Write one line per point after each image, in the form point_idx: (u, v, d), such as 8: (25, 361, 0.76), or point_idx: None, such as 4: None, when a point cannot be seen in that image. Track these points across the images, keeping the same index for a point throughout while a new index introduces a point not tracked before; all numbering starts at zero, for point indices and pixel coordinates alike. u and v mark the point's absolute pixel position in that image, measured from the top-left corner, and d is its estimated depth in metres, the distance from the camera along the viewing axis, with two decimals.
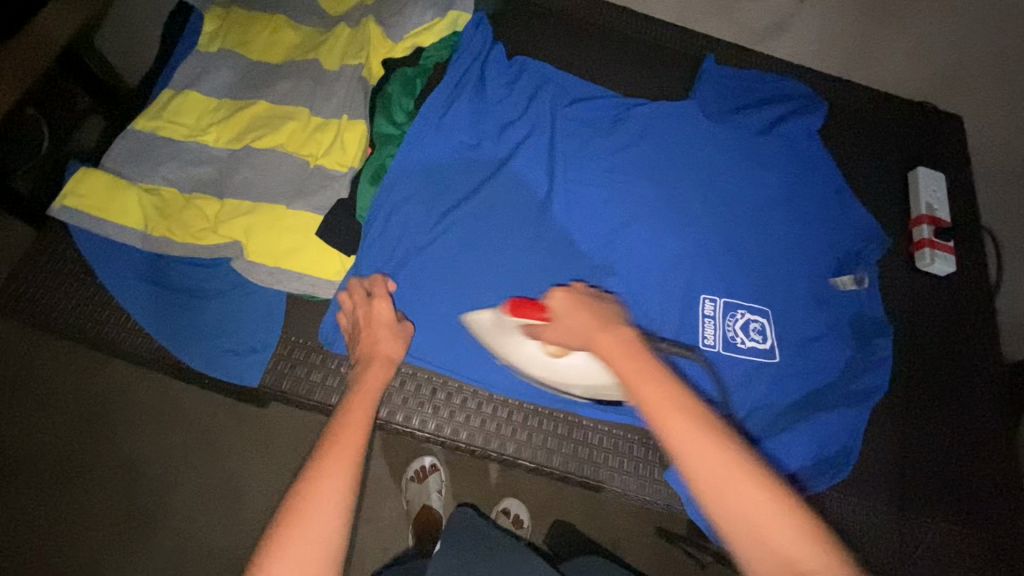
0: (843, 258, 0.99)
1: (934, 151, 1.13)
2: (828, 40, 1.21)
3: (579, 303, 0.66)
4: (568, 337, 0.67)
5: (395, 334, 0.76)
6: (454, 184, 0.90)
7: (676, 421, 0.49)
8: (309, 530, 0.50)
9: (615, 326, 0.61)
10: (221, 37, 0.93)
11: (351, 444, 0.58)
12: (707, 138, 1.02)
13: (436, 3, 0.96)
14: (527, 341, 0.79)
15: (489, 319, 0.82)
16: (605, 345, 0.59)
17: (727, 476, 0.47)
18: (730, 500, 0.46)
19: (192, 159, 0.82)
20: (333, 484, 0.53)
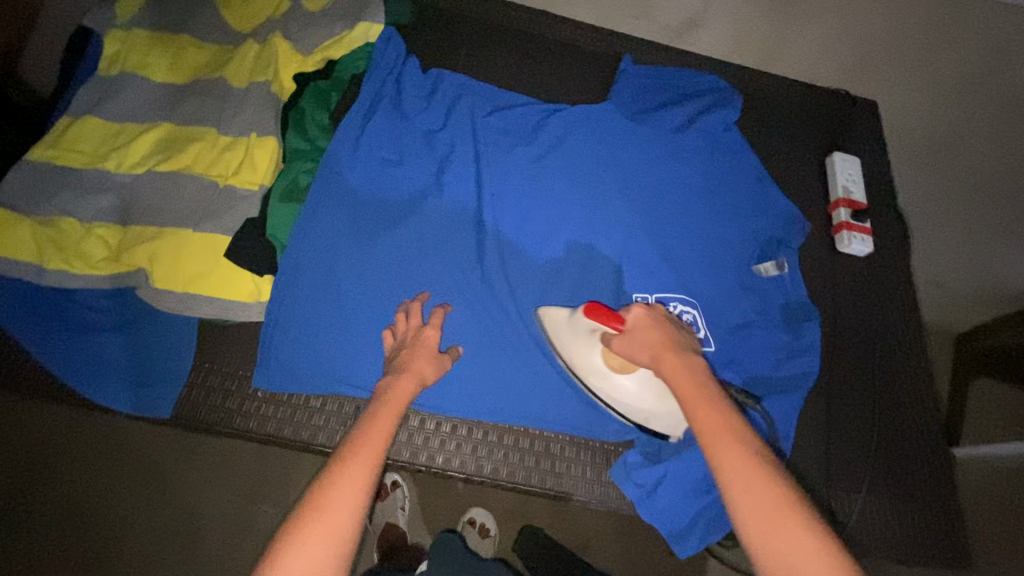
0: (765, 244, 1.01)
1: (850, 135, 1.17)
2: (742, 36, 1.25)
3: (652, 323, 0.71)
4: (634, 351, 0.70)
5: (434, 362, 0.75)
6: (373, 194, 0.89)
7: (726, 452, 0.58)
8: (319, 536, 0.53)
9: (683, 353, 0.68)
10: (122, 59, 0.90)
11: (368, 455, 0.60)
12: (625, 137, 1.05)
13: (345, 16, 0.96)
14: (593, 348, 0.77)
15: (564, 318, 0.81)
16: (671, 367, 0.66)
17: (771, 504, 0.55)
18: (768, 524, 0.54)
19: (92, 187, 0.79)
20: (349, 494, 0.56)
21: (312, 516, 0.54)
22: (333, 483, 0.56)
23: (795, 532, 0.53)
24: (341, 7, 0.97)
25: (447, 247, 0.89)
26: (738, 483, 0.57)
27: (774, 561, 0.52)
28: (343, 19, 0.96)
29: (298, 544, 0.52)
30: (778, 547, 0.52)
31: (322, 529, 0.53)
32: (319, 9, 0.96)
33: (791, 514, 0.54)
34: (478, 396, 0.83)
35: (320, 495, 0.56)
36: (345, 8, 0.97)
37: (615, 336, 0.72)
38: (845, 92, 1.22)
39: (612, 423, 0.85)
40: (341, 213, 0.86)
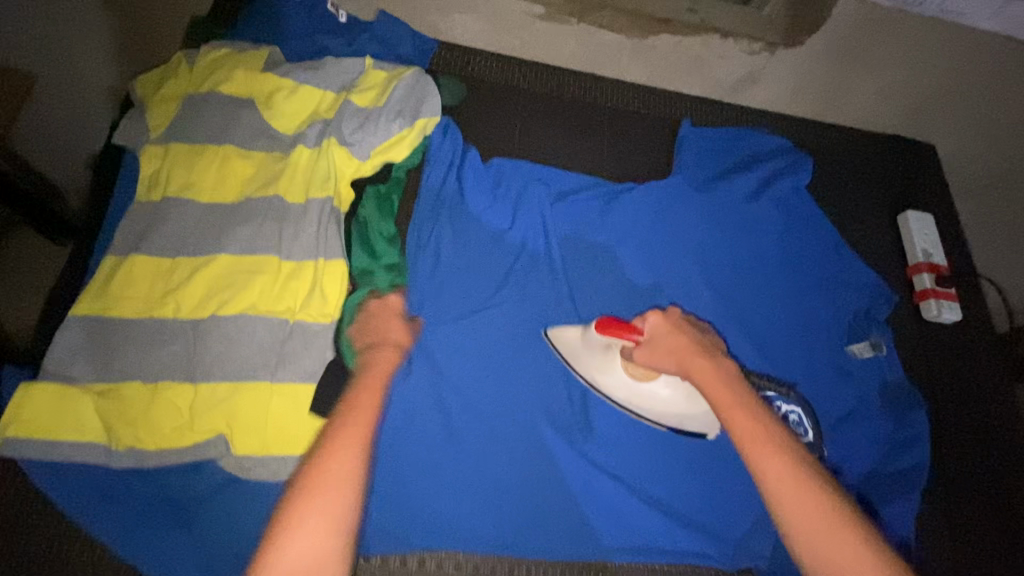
0: (853, 321, 0.97)
1: (919, 187, 1.11)
2: (803, 83, 1.17)
3: (675, 331, 0.69)
4: (659, 361, 0.69)
5: (403, 327, 0.72)
6: (452, 314, 0.84)
7: (775, 465, 0.56)
8: (320, 504, 0.51)
9: (716, 359, 0.66)
10: (164, 179, 0.81)
11: (360, 420, 0.58)
12: (697, 212, 0.99)
13: (402, 112, 0.88)
14: (610, 358, 0.75)
15: (575, 334, 0.79)
16: (705, 379, 0.64)
17: (815, 514, 0.54)
18: (818, 536, 0.53)
19: (151, 341, 0.71)
20: (342, 463, 0.54)
21: (311, 488, 0.52)
22: (327, 452, 0.54)
23: (840, 542, 0.52)
24: (395, 101, 0.89)
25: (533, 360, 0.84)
26: (783, 492, 0.55)
27: (815, 557, 0.53)
28: (400, 116, 0.88)
29: (298, 515, 0.50)
30: (829, 559, 0.52)
31: (323, 497, 0.51)
32: (370, 107, 0.89)
33: (840, 525, 0.53)
34: (585, 526, 0.77)
35: (314, 469, 0.53)
36: (400, 103, 0.89)
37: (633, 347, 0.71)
38: (904, 138, 1.15)
39: (727, 546, 0.79)
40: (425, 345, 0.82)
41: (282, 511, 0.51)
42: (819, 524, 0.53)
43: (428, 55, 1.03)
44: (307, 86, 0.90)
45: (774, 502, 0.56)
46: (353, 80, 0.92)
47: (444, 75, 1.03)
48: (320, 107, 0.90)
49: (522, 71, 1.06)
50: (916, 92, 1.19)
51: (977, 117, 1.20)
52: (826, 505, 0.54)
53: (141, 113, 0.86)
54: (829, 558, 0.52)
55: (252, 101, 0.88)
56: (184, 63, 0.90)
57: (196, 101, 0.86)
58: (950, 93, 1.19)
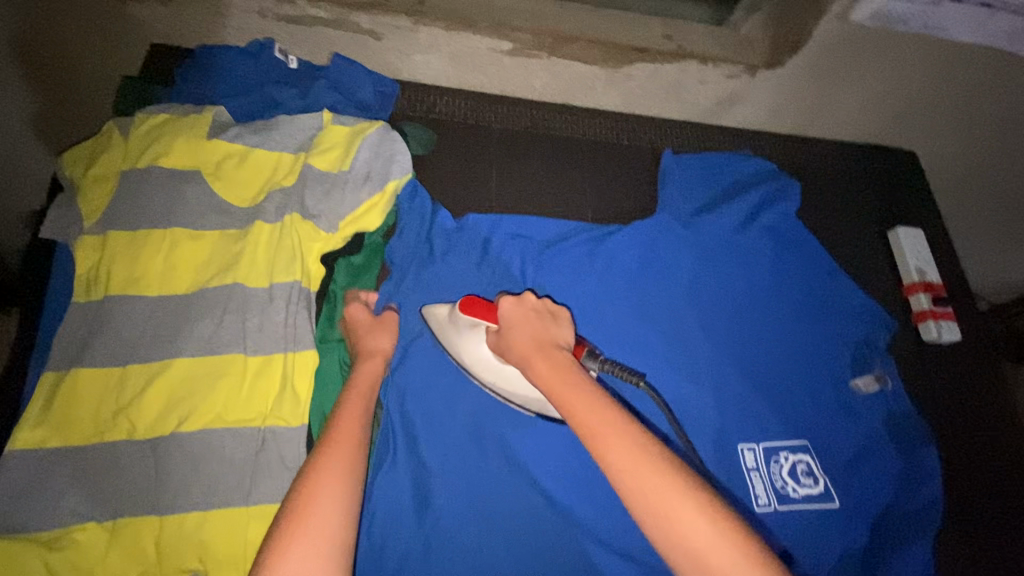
0: (857, 352, 0.93)
1: (905, 199, 1.09)
2: (788, 98, 1.05)
3: (523, 317, 0.69)
4: (508, 348, 0.68)
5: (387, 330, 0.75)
6: (441, 396, 0.76)
7: (616, 450, 0.56)
8: (315, 517, 0.53)
9: (553, 352, 0.66)
10: (103, 274, 0.72)
11: (350, 430, 0.62)
12: (687, 248, 0.95)
13: (371, 176, 0.83)
14: (478, 341, 0.72)
15: (444, 315, 0.75)
16: (541, 372, 0.64)
17: (645, 483, 0.53)
18: (652, 507, 0.53)
19: (104, 472, 0.63)
20: (343, 450, 0.59)
21: (311, 483, 0.56)
22: (319, 466, 0.57)
23: (672, 503, 0.52)
24: (362, 163, 0.84)
25: (535, 434, 0.76)
26: (625, 476, 0.54)
27: (656, 524, 0.52)
28: (370, 181, 0.83)
29: (294, 523, 0.52)
30: (668, 527, 0.52)
31: (319, 503, 0.54)
32: (337, 169, 0.83)
33: (673, 486, 0.53)
34: None
35: (308, 480, 0.56)
36: (368, 165, 0.84)
37: (493, 333, 0.70)
38: (883, 147, 1.13)
39: None
40: (418, 431, 0.74)
41: (277, 525, 0.53)
42: (656, 492, 0.53)
43: (389, 100, 0.95)
44: (260, 151, 0.82)
45: (620, 489, 0.55)
46: (312, 139, 0.85)
47: (408, 121, 0.95)
48: (276, 172, 0.82)
49: (491, 110, 1.00)
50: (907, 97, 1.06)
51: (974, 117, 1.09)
52: (661, 475, 0.54)
53: (71, 197, 0.77)
54: (667, 528, 0.52)
55: (198, 173, 0.79)
56: (115, 134, 0.80)
57: (133, 179, 0.77)
58: (951, 99, 1.07)
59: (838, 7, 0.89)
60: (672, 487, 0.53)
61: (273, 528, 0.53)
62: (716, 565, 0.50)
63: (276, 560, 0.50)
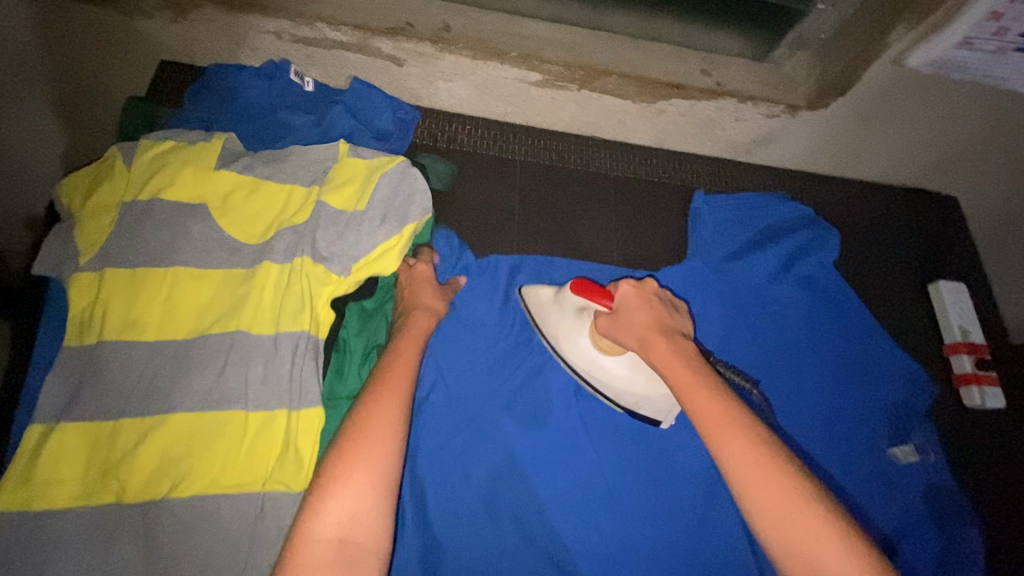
0: (895, 417, 0.87)
1: (948, 249, 1.03)
2: (829, 140, 0.99)
3: (643, 303, 0.64)
4: (620, 333, 0.65)
5: (437, 293, 0.75)
6: (452, 458, 0.70)
7: (727, 441, 0.53)
8: (367, 444, 0.53)
9: (675, 339, 0.62)
10: (98, 317, 0.67)
11: (399, 381, 0.59)
12: (717, 298, 0.89)
13: (387, 215, 0.78)
14: (581, 325, 0.70)
15: (549, 294, 0.74)
16: (663, 360, 0.60)
17: (766, 479, 0.51)
18: (770, 504, 0.50)
19: (90, 541, 0.59)
20: (395, 386, 0.59)
21: (365, 412, 0.55)
22: (369, 406, 0.56)
23: (790, 504, 0.50)
24: (378, 203, 0.79)
25: (555, 502, 0.70)
26: (739, 469, 0.52)
27: (768, 519, 0.50)
28: (386, 222, 0.77)
29: (344, 462, 0.52)
30: (785, 527, 0.49)
31: (369, 447, 0.53)
32: (350, 209, 0.78)
33: (791, 485, 0.50)
34: None
35: (363, 410, 0.56)
36: (384, 205, 0.79)
37: (603, 316, 0.66)
38: (925, 192, 1.07)
39: None
40: (428, 498, 0.68)
41: (328, 461, 0.52)
42: (770, 490, 0.50)
43: (409, 129, 0.90)
44: (271, 184, 0.77)
45: (731, 480, 0.53)
46: (325, 172, 0.80)
47: (428, 152, 0.91)
48: (287, 207, 0.77)
49: (517, 141, 0.95)
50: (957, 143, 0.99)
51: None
52: (778, 472, 0.51)
53: (68, 230, 0.72)
54: (785, 520, 0.49)
55: (203, 207, 0.74)
56: (117, 161, 0.75)
57: (135, 212, 0.72)
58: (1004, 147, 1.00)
59: (895, 50, 0.82)
60: (791, 486, 0.50)
61: (325, 463, 0.52)
62: (822, 561, 0.47)
63: (325, 497, 0.50)
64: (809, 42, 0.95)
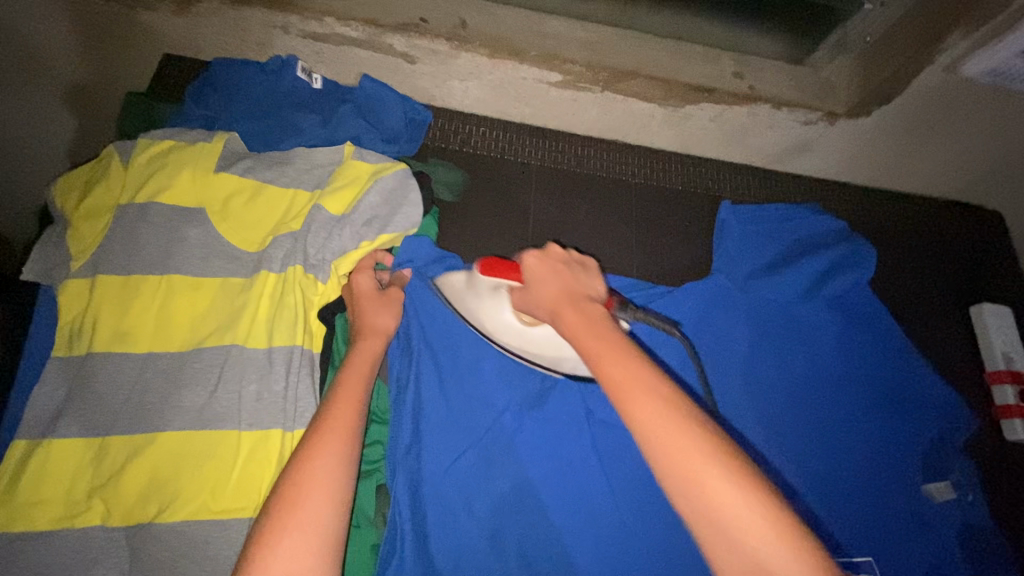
0: (932, 452, 0.81)
1: (991, 269, 0.96)
2: (865, 151, 0.94)
3: (551, 272, 0.58)
4: (535, 306, 0.58)
5: (391, 309, 0.68)
6: (456, 486, 0.66)
7: (641, 411, 0.43)
8: (308, 502, 0.46)
9: (585, 304, 0.54)
10: (88, 327, 0.64)
11: (346, 418, 0.53)
12: (741, 317, 0.84)
13: (375, 221, 0.75)
14: (501, 302, 0.65)
15: (463, 280, 0.69)
16: (570, 323, 0.52)
17: (687, 452, 0.41)
18: (680, 465, 0.41)
19: (73, 566, 0.56)
20: (343, 428, 0.52)
21: (306, 463, 0.48)
22: (313, 454, 0.49)
23: (705, 472, 0.40)
24: (366, 210, 0.75)
25: (565, 535, 0.66)
26: (648, 431, 0.43)
27: (684, 489, 0.40)
28: (367, 227, 0.75)
29: (280, 524, 0.44)
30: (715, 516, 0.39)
31: (309, 501, 0.46)
32: (343, 213, 0.74)
33: (715, 457, 0.41)
34: None
35: (302, 460, 0.49)
36: (373, 210, 0.75)
37: (517, 291, 0.61)
38: (963, 206, 1.01)
39: None
40: (430, 528, 0.63)
41: (262, 526, 0.44)
42: (683, 461, 0.41)
43: (419, 130, 0.85)
44: (273, 187, 0.73)
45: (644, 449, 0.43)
46: (325, 177, 0.76)
47: (437, 156, 0.87)
48: (288, 212, 0.73)
49: (532, 144, 0.91)
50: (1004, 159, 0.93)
51: None
52: (692, 436, 0.42)
53: (61, 233, 0.69)
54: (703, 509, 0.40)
55: (201, 211, 0.71)
56: (114, 161, 0.72)
57: (130, 216, 0.68)
58: None
59: (946, 58, 0.75)
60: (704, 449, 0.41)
61: (258, 529, 0.44)
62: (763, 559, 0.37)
63: (260, 568, 0.42)
64: (851, 44, 0.89)
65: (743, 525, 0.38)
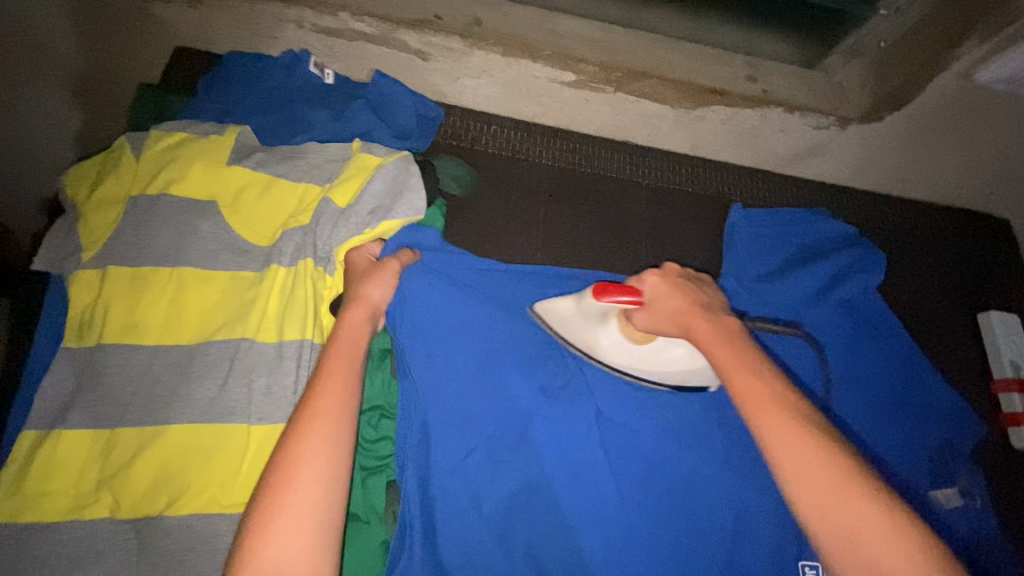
0: (940, 459, 0.81)
1: (1000, 278, 0.96)
2: (876, 157, 0.94)
3: (672, 289, 0.59)
4: (660, 324, 0.59)
5: (383, 280, 0.66)
6: (464, 484, 0.66)
7: (772, 423, 0.47)
8: (298, 492, 0.45)
9: (714, 318, 0.57)
10: (98, 318, 0.64)
11: (331, 400, 0.51)
12: (752, 320, 0.83)
13: (380, 212, 0.73)
14: (612, 324, 0.64)
15: (568, 304, 0.67)
16: (702, 337, 0.55)
17: (811, 466, 0.44)
18: (806, 481, 0.44)
19: (80, 558, 0.55)
20: (331, 408, 0.50)
21: (293, 451, 0.47)
22: (301, 440, 0.48)
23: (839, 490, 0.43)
24: (369, 198, 0.74)
25: (574, 535, 0.66)
26: (781, 450, 0.46)
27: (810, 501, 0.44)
28: (370, 217, 0.73)
29: (268, 513, 0.44)
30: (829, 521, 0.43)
31: (296, 491, 0.45)
32: (347, 204, 0.73)
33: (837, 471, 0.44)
34: None
35: (291, 445, 0.48)
36: (376, 199, 0.74)
37: (638, 312, 0.60)
38: (976, 214, 1.00)
39: None
40: (439, 524, 0.63)
41: (252, 515, 0.44)
42: (815, 479, 0.44)
43: (431, 127, 0.85)
44: (284, 182, 0.73)
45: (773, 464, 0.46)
46: (336, 170, 0.75)
47: (449, 154, 0.86)
48: (299, 207, 0.73)
49: (543, 143, 0.90)
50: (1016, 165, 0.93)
51: None
52: (814, 446, 0.45)
53: (72, 223, 0.68)
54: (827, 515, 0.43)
55: (212, 204, 0.70)
56: (125, 153, 0.71)
57: (141, 208, 0.68)
58: None
59: (962, 63, 0.75)
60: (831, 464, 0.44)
61: (247, 519, 0.44)
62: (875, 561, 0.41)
63: (253, 559, 0.42)
64: (866, 50, 0.88)
65: (869, 541, 0.41)
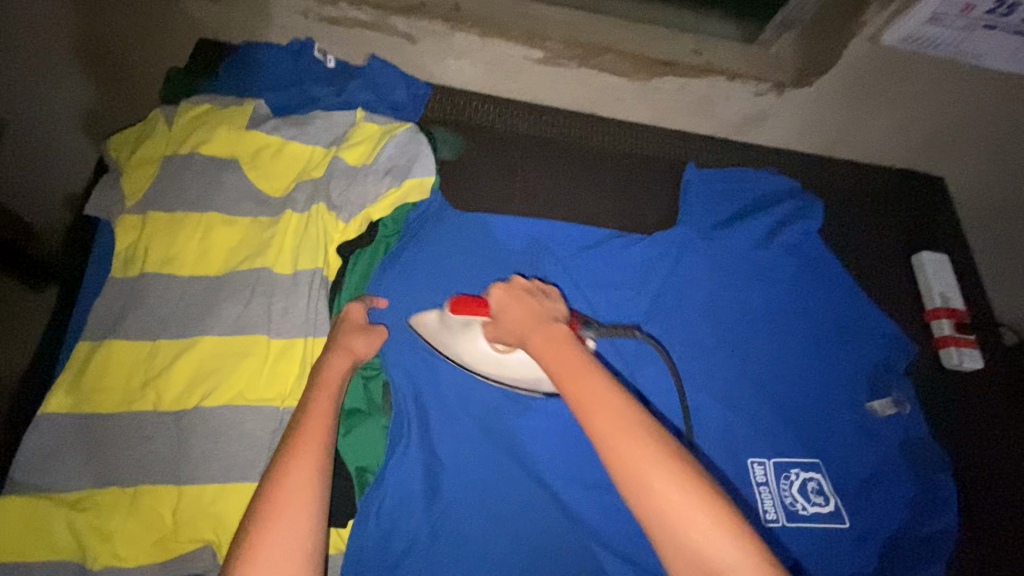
0: (874, 375, 0.92)
1: (931, 227, 1.07)
2: (812, 124, 1.06)
3: (513, 301, 0.68)
4: (506, 334, 0.67)
5: (367, 336, 0.71)
6: (452, 391, 0.76)
7: (598, 418, 0.54)
8: (280, 525, 0.51)
9: (553, 327, 0.64)
10: (141, 253, 0.76)
11: (314, 441, 0.57)
12: (703, 261, 0.94)
13: (391, 171, 0.86)
14: (474, 336, 0.71)
15: (434, 321, 0.74)
16: (539, 344, 0.62)
17: (641, 460, 0.51)
18: (629, 470, 0.51)
19: (129, 439, 0.66)
20: (309, 448, 0.56)
21: (276, 486, 0.53)
22: (283, 475, 0.54)
23: (646, 470, 0.50)
24: (384, 160, 0.86)
25: (543, 430, 0.76)
26: (608, 445, 0.53)
27: (634, 488, 0.50)
28: (388, 175, 0.85)
29: (258, 546, 0.50)
30: (645, 492, 0.50)
31: (283, 521, 0.51)
32: (360, 163, 0.86)
33: (654, 459, 0.51)
34: None
35: (274, 482, 0.54)
36: (390, 161, 0.86)
37: (488, 324, 0.69)
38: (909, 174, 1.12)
39: None
40: (432, 420, 0.74)
41: (242, 549, 0.50)
42: (636, 458, 0.51)
43: (421, 102, 0.98)
44: (295, 143, 0.85)
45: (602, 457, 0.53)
46: (341, 135, 0.88)
47: (439, 124, 0.98)
48: (308, 164, 0.85)
49: (520, 114, 1.03)
50: (937, 126, 1.05)
51: (1005, 147, 1.08)
52: (646, 442, 0.52)
53: (115, 179, 0.81)
54: (643, 496, 0.50)
55: (235, 162, 0.83)
56: (160, 121, 0.84)
57: (175, 164, 0.81)
58: (982, 132, 1.05)
59: (870, 29, 0.88)
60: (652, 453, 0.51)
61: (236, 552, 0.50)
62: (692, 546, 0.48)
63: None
64: (795, 23, 1.00)
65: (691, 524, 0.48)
